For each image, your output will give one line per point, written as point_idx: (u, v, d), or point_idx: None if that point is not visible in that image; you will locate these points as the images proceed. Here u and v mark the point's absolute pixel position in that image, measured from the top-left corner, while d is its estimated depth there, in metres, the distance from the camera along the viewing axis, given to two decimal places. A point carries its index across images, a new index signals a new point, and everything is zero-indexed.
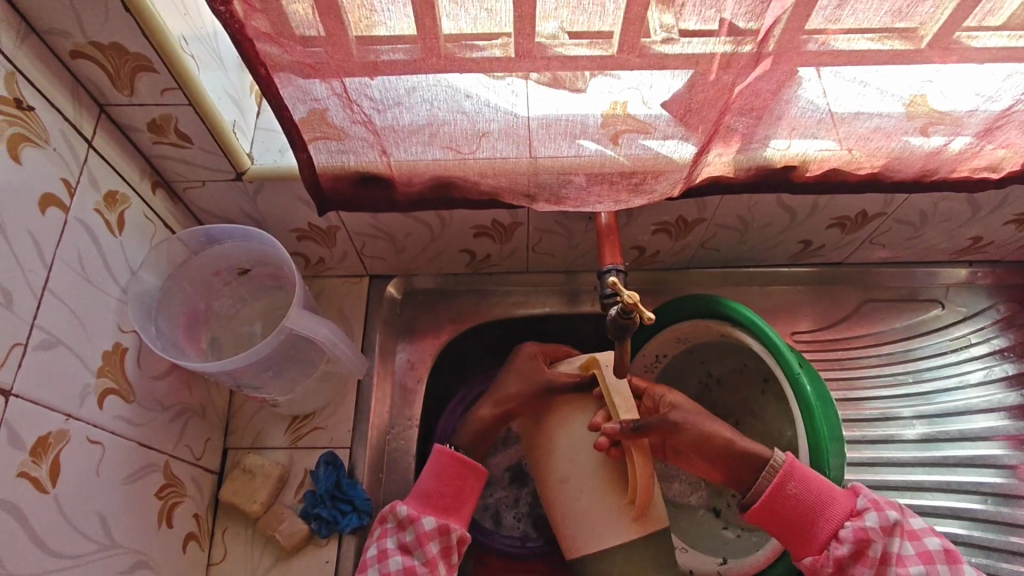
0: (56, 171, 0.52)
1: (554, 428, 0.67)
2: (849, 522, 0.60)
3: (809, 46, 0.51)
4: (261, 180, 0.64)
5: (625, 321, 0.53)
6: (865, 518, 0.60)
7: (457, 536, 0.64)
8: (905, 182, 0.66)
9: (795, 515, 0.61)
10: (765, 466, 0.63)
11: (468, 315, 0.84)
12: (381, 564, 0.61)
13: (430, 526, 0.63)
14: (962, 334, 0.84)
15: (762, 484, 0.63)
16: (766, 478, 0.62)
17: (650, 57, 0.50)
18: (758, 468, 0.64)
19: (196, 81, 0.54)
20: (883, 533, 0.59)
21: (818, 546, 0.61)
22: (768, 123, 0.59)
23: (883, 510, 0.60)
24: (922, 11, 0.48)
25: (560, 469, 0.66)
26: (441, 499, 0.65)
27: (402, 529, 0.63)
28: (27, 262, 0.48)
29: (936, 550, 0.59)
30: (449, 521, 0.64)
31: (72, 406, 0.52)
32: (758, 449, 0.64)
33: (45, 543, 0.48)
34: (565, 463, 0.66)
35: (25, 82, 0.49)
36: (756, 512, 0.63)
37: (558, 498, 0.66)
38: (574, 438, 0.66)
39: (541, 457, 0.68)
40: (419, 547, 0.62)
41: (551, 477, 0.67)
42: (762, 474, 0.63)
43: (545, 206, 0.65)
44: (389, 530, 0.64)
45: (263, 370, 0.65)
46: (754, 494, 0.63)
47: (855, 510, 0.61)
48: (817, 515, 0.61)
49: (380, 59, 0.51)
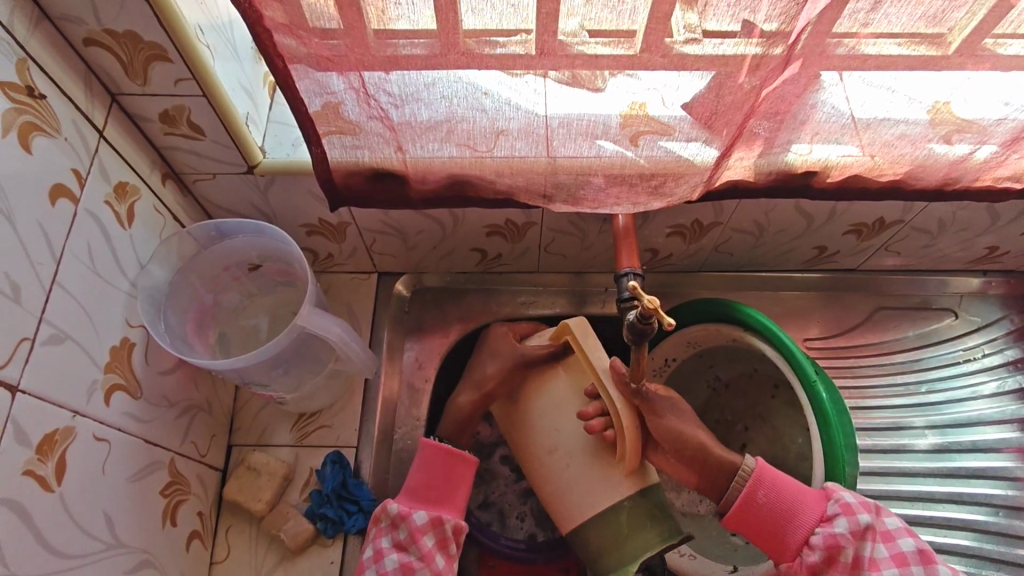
0: (66, 161, 0.50)
1: (535, 398, 0.68)
2: (819, 528, 0.59)
3: (837, 50, 0.50)
4: (272, 174, 0.62)
5: (643, 326, 0.53)
6: (835, 524, 0.59)
7: (452, 527, 0.63)
8: (927, 191, 0.65)
9: (767, 522, 0.61)
10: (735, 473, 0.63)
11: (477, 313, 0.83)
12: (378, 565, 0.60)
13: (422, 520, 0.62)
14: (974, 345, 0.83)
15: (735, 490, 0.62)
16: (738, 486, 0.62)
17: (673, 56, 0.49)
18: (729, 478, 0.63)
19: (211, 71, 0.52)
20: (854, 538, 0.58)
21: (791, 552, 0.60)
22: (791, 128, 0.58)
23: (854, 515, 0.59)
24: (955, 17, 0.47)
25: (546, 440, 0.67)
26: (432, 491, 0.65)
27: (395, 528, 0.62)
28: (36, 255, 0.47)
29: (910, 552, 0.58)
30: (441, 512, 0.64)
31: (79, 402, 0.51)
32: (728, 458, 0.64)
33: (50, 544, 0.47)
34: (550, 433, 0.66)
35: (35, 69, 0.47)
36: (731, 520, 0.63)
37: (550, 470, 0.66)
38: (556, 405, 0.67)
39: (523, 433, 0.68)
40: (413, 543, 0.61)
41: (536, 450, 0.67)
42: (733, 481, 0.63)
43: (561, 207, 0.64)
44: (382, 529, 0.63)
45: (272, 367, 0.64)
46: (727, 501, 0.63)
47: (825, 516, 0.60)
48: (787, 522, 0.60)
49: (398, 53, 0.50)
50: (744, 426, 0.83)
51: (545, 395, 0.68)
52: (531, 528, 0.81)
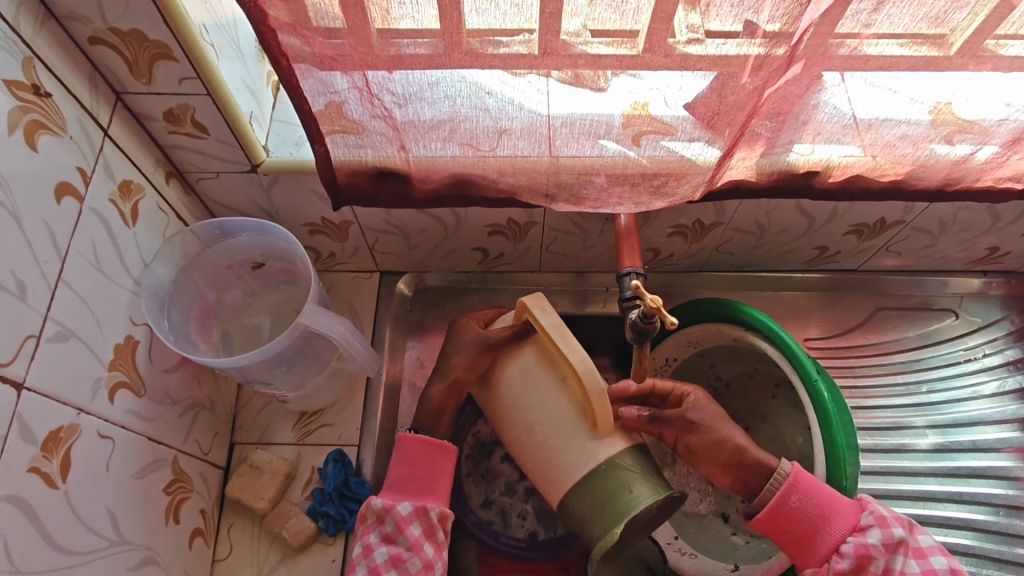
0: (71, 160, 0.50)
1: (503, 378, 0.64)
2: (852, 538, 0.59)
3: (838, 51, 0.50)
4: (275, 173, 0.62)
5: (645, 325, 0.53)
6: (868, 535, 0.59)
7: (436, 515, 0.63)
8: (928, 191, 0.66)
9: (798, 528, 0.61)
10: (771, 474, 0.63)
11: (478, 313, 0.83)
12: (368, 560, 0.61)
13: (405, 511, 0.62)
14: (975, 345, 0.84)
15: (767, 493, 0.62)
16: (771, 489, 0.62)
17: (675, 57, 0.50)
18: (764, 479, 0.63)
19: (215, 70, 0.52)
20: (887, 550, 0.58)
21: (819, 559, 0.60)
22: (793, 128, 0.58)
23: (888, 528, 0.59)
24: (957, 18, 0.47)
25: (521, 418, 0.63)
26: (413, 482, 0.65)
27: (382, 522, 0.63)
28: (41, 253, 0.47)
29: (941, 569, 0.58)
30: (426, 502, 0.64)
31: (84, 400, 0.51)
32: (765, 459, 0.63)
33: (54, 541, 0.47)
34: (523, 411, 0.62)
35: (42, 67, 0.47)
36: (759, 521, 0.62)
37: (530, 446, 0.63)
38: (525, 382, 0.63)
39: (500, 413, 0.65)
40: (400, 534, 0.62)
41: (513, 429, 0.64)
42: (769, 483, 0.62)
43: (563, 207, 0.65)
44: (370, 525, 0.63)
45: (275, 365, 0.64)
46: (758, 502, 0.62)
47: (859, 526, 0.60)
48: (819, 529, 0.60)
49: (401, 53, 0.50)
50: (745, 426, 0.83)
51: (510, 371, 0.64)
52: (532, 526, 0.81)
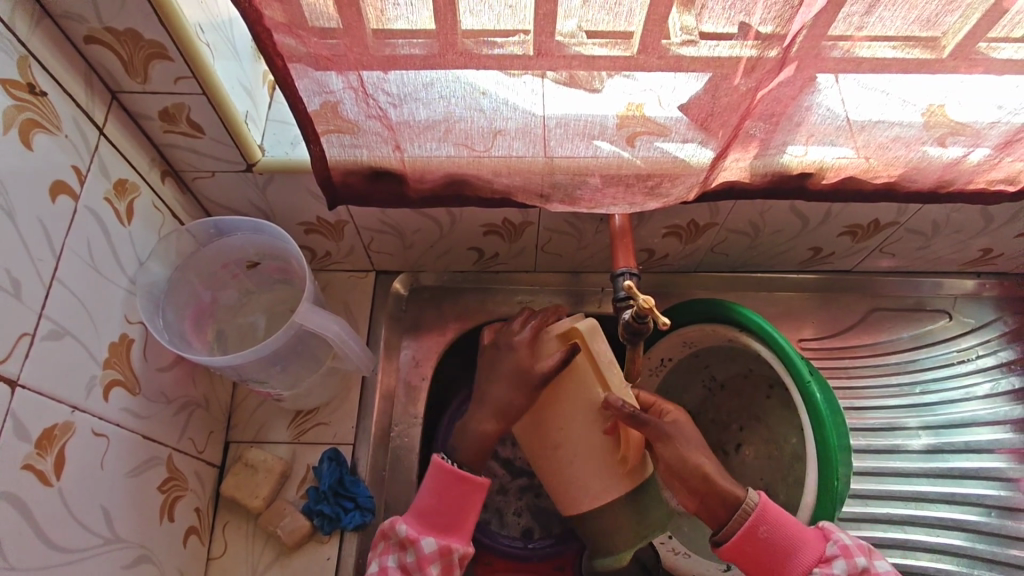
0: (66, 159, 0.51)
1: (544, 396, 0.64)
2: (818, 568, 0.60)
3: (832, 53, 0.50)
4: (271, 172, 0.63)
5: (638, 326, 0.53)
6: (833, 566, 0.60)
7: (458, 556, 0.64)
8: (921, 193, 0.66)
9: (763, 558, 0.61)
10: (738, 507, 0.62)
11: (474, 312, 0.83)
12: None
13: (430, 548, 0.63)
14: (968, 346, 0.84)
15: (735, 524, 0.61)
16: (739, 521, 0.61)
17: (669, 58, 0.50)
18: (732, 510, 0.62)
19: (210, 69, 0.53)
20: None
21: None
22: (786, 129, 0.59)
23: (851, 557, 0.60)
24: (949, 21, 0.47)
25: (551, 436, 0.64)
26: (442, 517, 0.65)
27: (403, 549, 0.63)
28: (36, 251, 0.47)
29: None
30: (450, 540, 0.64)
31: (78, 398, 0.51)
32: (733, 490, 0.62)
33: (48, 538, 0.47)
34: (554, 430, 0.64)
35: (37, 66, 0.48)
36: (726, 551, 0.62)
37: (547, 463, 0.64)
38: (564, 406, 0.63)
39: (531, 426, 0.66)
40: (419, 569, 0.62)
41: (540, 444, 0.65)
42: (736, 515, 0.62)
43: (558, 207, 0.65)
44: (390, 546, 0.64)
45: (269, 365, 0.65)
46: (726, 532, 0.62)
47: (824, 556, 0.61)
48: (785, 560, 0.60)
49: (397, 53, 0.50)
50: (738, 426, 0.83)
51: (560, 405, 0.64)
52: (526, 523, 0.82)
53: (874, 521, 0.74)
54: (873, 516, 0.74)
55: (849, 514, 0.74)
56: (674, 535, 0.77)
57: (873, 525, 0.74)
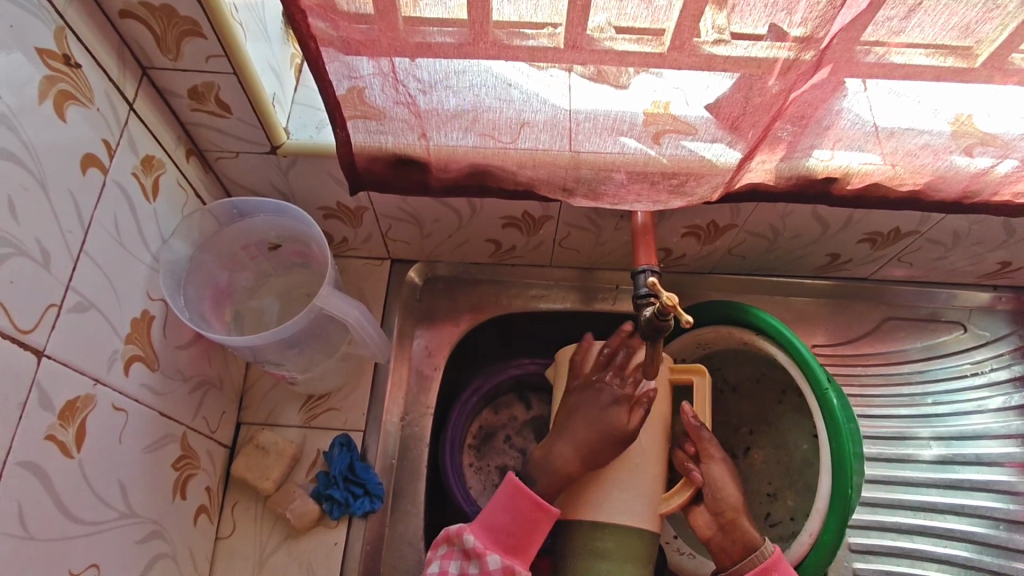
0: (97, 133, 0.51)
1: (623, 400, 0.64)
2: None
3: (866, 58, 0.50)
4: (295, 155, 0.63)
5: (660, 322, 0.53)
6: None
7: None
8: (947, 202, 0.66)
9: None
10: (753, 551, 0.62)
11: (488, 306, 0.84)
12: None
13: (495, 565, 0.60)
14: (982, 359, 0.84)
15: (748, 564, 0.61)
16: (751, 563, 0.62)
17: (702, 56, 0.49)
18: (744, 551, 0.63)
19: (243, 47, 0.52)
20: None
21: None
22: (814, 133, 0.59)
23: None
24: (985, 30, 0.47)
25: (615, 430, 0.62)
26: (509, 537, 0.62)
27: (467, 559, 0.61)
28: (65, 223, 0.48)
29: None
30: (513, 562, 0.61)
31: (100, 371, 0.51)
32: (752, 535, 0.63)
33: (68, 509, 0.48)
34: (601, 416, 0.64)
35: (74, 39, 0.47)
36: None
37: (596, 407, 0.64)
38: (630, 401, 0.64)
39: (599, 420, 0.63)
40: None
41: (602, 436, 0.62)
42: (749, 558, 0.62)
43: (582, 201, 0.65)
44: (453, 552, 0.62)
45: (287, 347, 0.65)
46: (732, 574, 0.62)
47: None
48: None
49: (429, 40, 0.50)
50: (747, 430, 0.83)
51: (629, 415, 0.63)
52: None
53: (882, 529, 0.75)
54: (882, 524, 0.76)
55: (858, 521, 0.76)
56: (681, 535, 0.79)
57: (880, 532, 0.75)
